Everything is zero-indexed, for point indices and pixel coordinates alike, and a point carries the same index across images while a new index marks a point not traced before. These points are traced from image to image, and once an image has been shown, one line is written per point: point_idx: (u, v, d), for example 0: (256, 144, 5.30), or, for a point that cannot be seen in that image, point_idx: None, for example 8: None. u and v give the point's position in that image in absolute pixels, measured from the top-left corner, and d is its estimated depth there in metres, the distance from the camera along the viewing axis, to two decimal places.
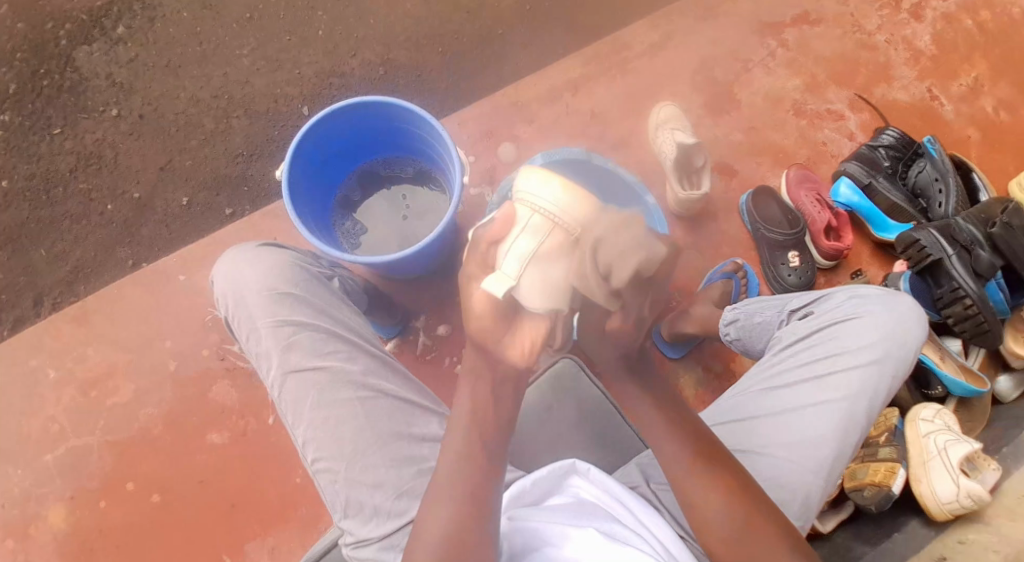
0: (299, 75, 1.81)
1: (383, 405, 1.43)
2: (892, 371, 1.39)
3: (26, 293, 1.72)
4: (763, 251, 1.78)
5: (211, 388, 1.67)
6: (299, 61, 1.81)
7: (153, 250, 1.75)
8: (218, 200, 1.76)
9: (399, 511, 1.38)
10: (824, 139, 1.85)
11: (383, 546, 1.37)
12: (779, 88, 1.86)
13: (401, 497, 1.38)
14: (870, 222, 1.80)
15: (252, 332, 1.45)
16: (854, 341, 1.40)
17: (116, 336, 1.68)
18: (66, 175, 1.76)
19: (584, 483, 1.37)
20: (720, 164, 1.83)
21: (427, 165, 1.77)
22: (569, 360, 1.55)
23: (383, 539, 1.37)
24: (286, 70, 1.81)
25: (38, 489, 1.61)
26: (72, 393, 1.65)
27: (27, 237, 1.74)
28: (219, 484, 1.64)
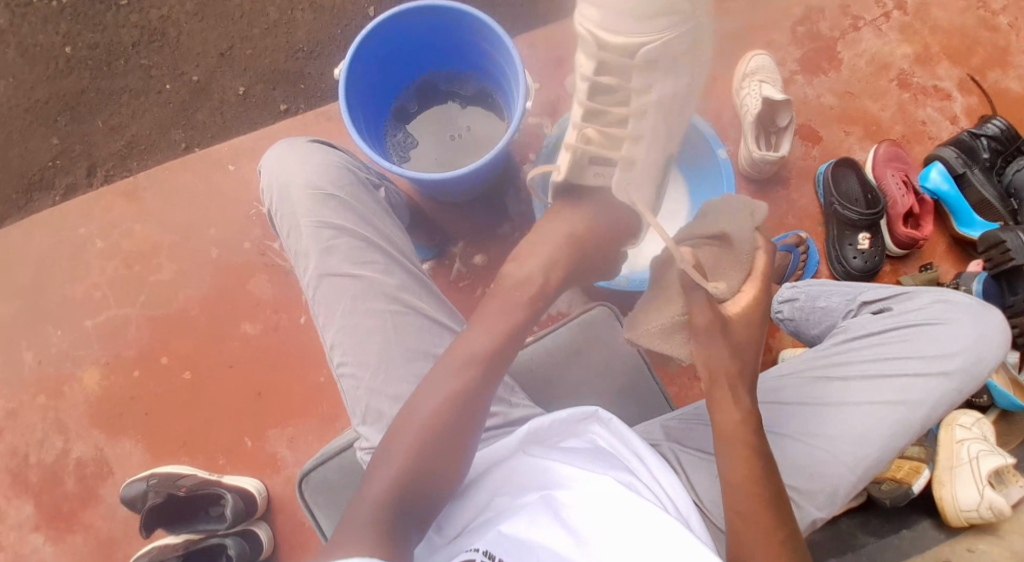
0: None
1: (412, 322, 1.40)
2: (959, 386, 1.35)
3: (81, 161, 1.74)
4: (832, 228, 1.67)
5: (250, 280, 1.68)
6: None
7: (206, 135, 1.74)
8: (274, 94, 1.74)
9: None
10: (924, 118, 1.70)
11: None
12: (887, 53, 1.71)
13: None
14: (955, 215, 1.66)
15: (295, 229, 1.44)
16: (926, 348, 1.36)
17: (164, 213, 1.69)
18: (128, 48, 1.75)
19: (604, 432, 1.30)
20: (804, 129, 1.71)
21: (490, 86, 1.72)
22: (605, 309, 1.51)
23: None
24: None
25: (76, 351, 1.67)
26: (117, 264, 1.69)
27: (85, 106, 1.74)
28: (247, 371, 1.67)
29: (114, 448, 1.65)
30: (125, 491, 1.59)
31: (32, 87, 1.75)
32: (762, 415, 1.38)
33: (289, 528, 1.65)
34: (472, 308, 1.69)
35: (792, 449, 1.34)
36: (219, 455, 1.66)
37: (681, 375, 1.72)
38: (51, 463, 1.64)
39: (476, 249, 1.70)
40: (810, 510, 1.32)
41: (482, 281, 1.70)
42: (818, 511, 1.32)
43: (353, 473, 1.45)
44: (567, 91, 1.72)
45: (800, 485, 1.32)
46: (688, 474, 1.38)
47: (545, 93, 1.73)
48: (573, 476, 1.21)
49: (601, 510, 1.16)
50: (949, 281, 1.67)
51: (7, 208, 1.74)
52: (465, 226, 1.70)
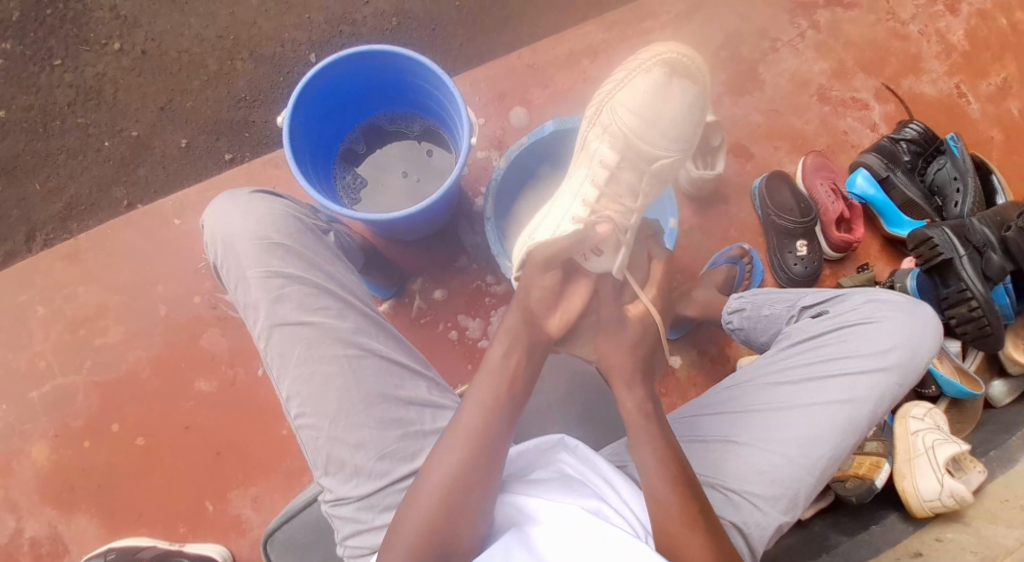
0: (308, 19, 1.76)
1: (371, 364, 1.36)
2: (900, 380, 1.36)
3: (19, 227, 1.70)
4: (772, 238, 1.73)
5: (202, 335, 1.64)
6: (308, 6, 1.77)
7: (148, 191, 1.71)
8: (218, 143, 1.73)
9: (382, 472, 1.32)
10: (846, 127, 1.80)
11: (362, 506, 1.33)
12: (806, 70, 1.80)
13: (384, 460, 1.33)
14: (883, 216, 1.75)
15: (241, 283, 1.38)
16: (869, 345, 1.37)
17: (107, 275, 1.65)
18: (64, 109, 1.72)
19: (571, 459, 1.29)
20: (737, 145, 1.79)
21: (434, 123, 1.75)
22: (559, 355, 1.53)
23: (363, 499, 1.32)
24: (295, 14, 1.76)
25: (22, 426, 1.60)
26: (60, 331, 1.63)
27: (21, 169, 1.71)
28: (205, 430, 1.62)
29: (69, 524, 1.57)
30: None
31: None
32: (720, 426, 1.39)
33: None
34: (436, 344, 1.69)
35: (751, 457, 1.34)
36: (180, 523, 1.59)
37: None
38: (3, 546, 1.56)
39: (434, 284, 1.71)
40: (774, 514, 1.31)
41: (443, 317, 1.70)
42: (782, 515, 1.31)
43: (321, 526, 1.42)
44: (510, 124, 1.77)
45: (762, 493, 1.32)
46: None
47: (490, 128, 1.77)
48: (545, 510, 1.21)
49: (572, 540, 1.17)
50: (885, 280, 1.74)
51: None
52: (425, 260, 1.72)
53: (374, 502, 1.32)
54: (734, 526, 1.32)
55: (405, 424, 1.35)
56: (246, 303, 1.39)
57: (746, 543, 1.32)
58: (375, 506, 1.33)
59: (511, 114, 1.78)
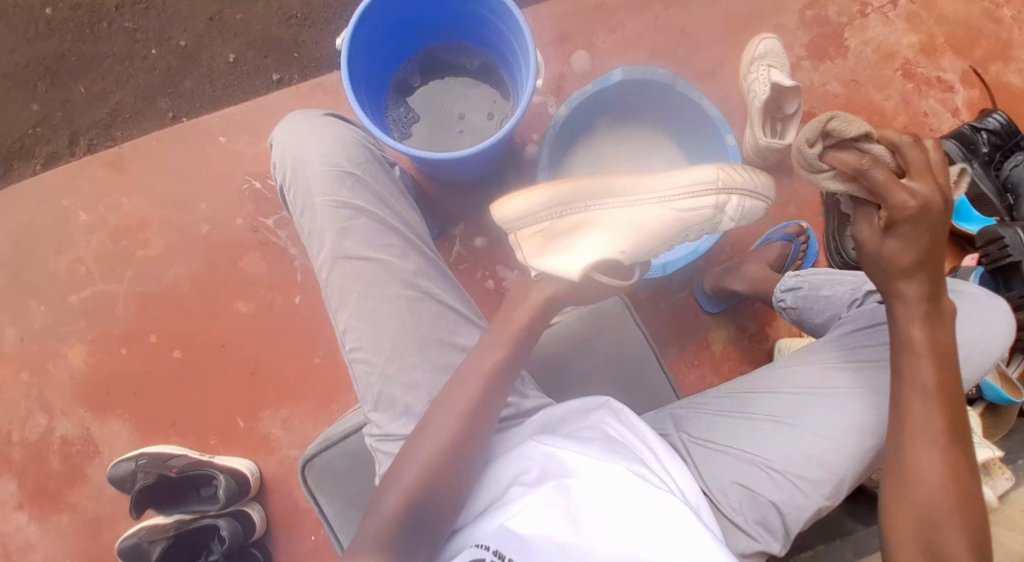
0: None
1: (430, 308, 1.34)
2: None
3: (63, 130, 1.66)
4: (832, 219, 1.68)
5: (242, 257, 1.63)
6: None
7: (194, 105, 1.66)
8: (266, 62, 1.66)
9: None
10: (926, 109, 1.70)
11: None
12: (893, 42, 1.70)
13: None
14: (952, 208, 1.67)
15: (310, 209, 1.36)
16: None
17: (152, 186, 1.63)
18: (112, 11, 1.67)
19: (614, 422, 1.27)
20: (809, 116, 1.70)
21: (494, 60, 1.68)
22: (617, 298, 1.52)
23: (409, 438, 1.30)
24: None
25: (60, 328, 1.62)
26: (103, 238, 1.63)
27: (67, 72, 1.67)
28: (239, 351, 1.63)
29: (101, 428, 1.61)
30: (113, 470, 1.55)
31: (12, 50, 1.67)
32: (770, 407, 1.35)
33: (283, 508, 1.62)
34: (472, 290, 1.68)
35: (795, 442, 1.29)
36: (209, 437, 1.62)
37: (679, 362, 1.69)
38: (37, 442, 1.60)
39: (476, 230, 1.68)
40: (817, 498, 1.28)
41: (482, 265, 1.68)
42: (825, 500, 1.27)
43: (358, 457, 1.42)
44: (572, 69, 1.70)
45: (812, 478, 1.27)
46: (696, 461, 1.32)
47: (550, 71, 1.70)
48: (582, 463, 1.18)
49: (604, 499, 1.15)
50: (945, 273, 1.69)
51: None
52: (470, 204, 1.69)
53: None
54: (775, 506, 1.28)
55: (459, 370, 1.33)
56: (311, 229, 1.38)
57: (781, 523, 1.28)
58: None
59: (573, 58, 1.70)
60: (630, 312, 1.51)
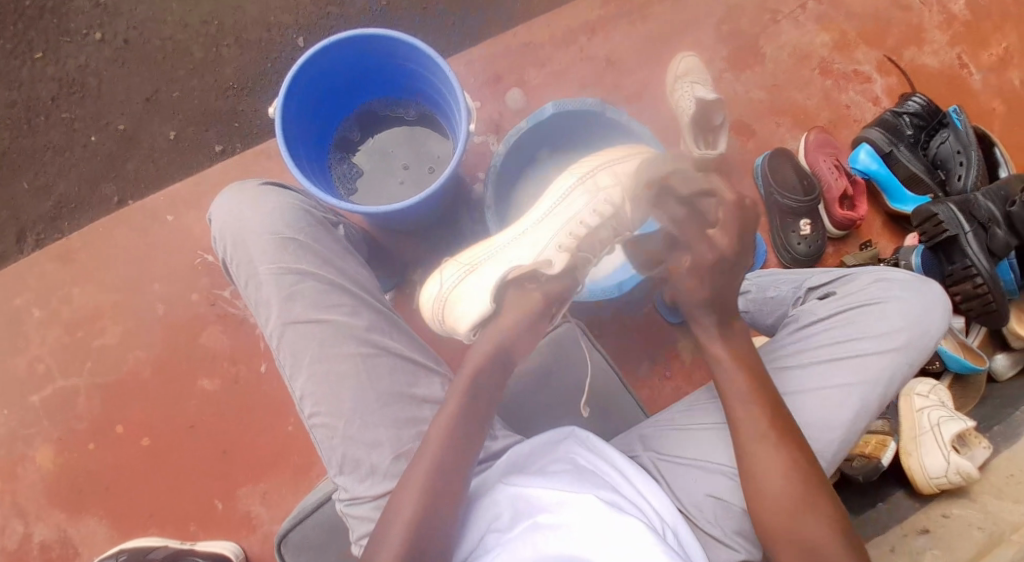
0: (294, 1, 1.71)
1: (384, 362, 1.34)
2: (910, 359, 1.34)
3: (9, 226, 1.66)
4: (774, 218, 1.73)
5: (203, 333, 1.62)
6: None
7: (138, 187, 1.67)
8: (208, 136, 1.69)
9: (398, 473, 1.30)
10: (848, 102, 1.78)
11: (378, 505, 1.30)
12: (807, 43, 1.78)
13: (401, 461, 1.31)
14: (887, 192, 1.73)
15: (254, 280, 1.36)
16: (879, 325, 1.35)
17: (103, 275, 1.62)
18: (48, 104, 1.68)
19: (582, 450, 1.29)
20: (739, 122, 1.76)
21: (430, 109, 1.71)
22: (571, 326, 1.54)
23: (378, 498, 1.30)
24: None
25: (25, 430, 1.59)
26: (59, 334, 1.61)
27: (8, 167, 1.67)
28: (210, 429, 1.60)
29: (77, 526, 1.56)
30: None
31: None
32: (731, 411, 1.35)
33: None
34: (439, 333, 1.70)
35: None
36: (189, 521, 1.58)
37: (652, 377, 1.71)
38: (13, 550, 1.55)
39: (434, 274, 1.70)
40: None
41: None
42: None
43: (332, 525, 1.41)
44: (507, 107, 1.74)
45: None
46: (668, 479, 1.32)
47: (487, 111, 1.74)
48: (557, 499, 1.19)
49: (591, 536, 1.15)
50: (889, 256, 1.75)
51: None
52: (425, 249, 1.70)
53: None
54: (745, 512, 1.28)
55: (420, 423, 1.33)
56: (259, 299, 1.37)
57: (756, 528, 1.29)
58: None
59: (507, 96, 1.74)
60: (585, 338, 1.54)
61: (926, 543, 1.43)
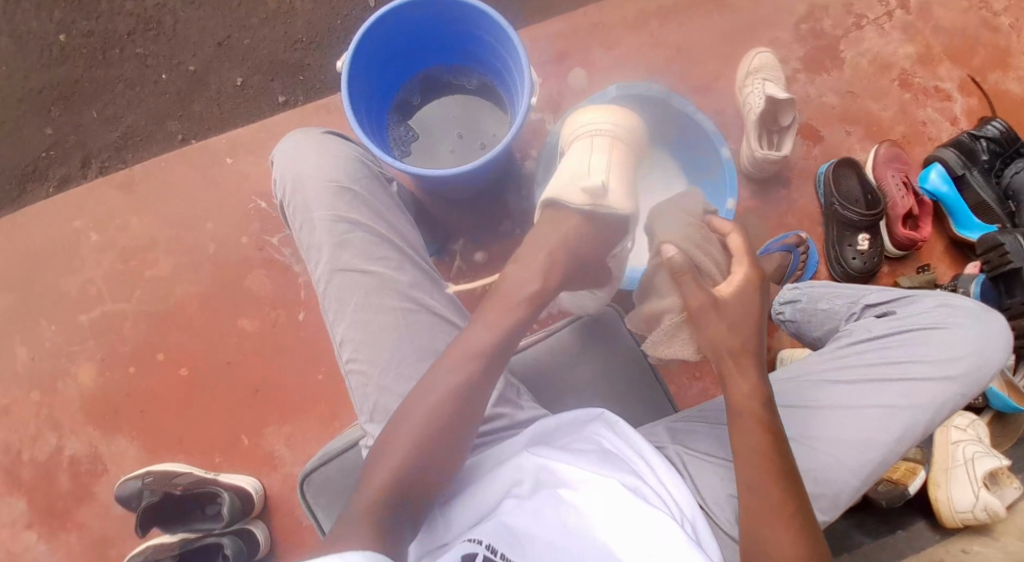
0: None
1: (425, 319, 1.36)
2: (961, 390, 1.30)
3: (75, 153, 1.71)
4: (831, 229, 1.69)
5: (247, 276, 1.66)
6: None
7: (202, 127, 1.71)
8: (273, 85, 1.71)
9: None
10: (925, 117, 1.71)
11: None
12: (889, 53, 1.71)
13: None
14: (953, 216, 1.66)
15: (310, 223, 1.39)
16: (933, 353, 1.31)
17: (160, 208, 1.67)
18: (123, 37, 1.72)
19: (609, 434, 1.28)
20: (806, 127, 1.71)
21: (492, 80, 1.71)
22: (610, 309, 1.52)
23: None
24: None
25: (70, 347, 1.65)
26: (111, 259, 1.67)
27: (80, 96, 1.72)
28: (244, 368, 1.65)
29: (109, 445, 1.62)
30: (120, 490, 1.57)
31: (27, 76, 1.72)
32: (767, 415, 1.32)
33: (288, 524, 1.63)
34: (474, 304, 1.70)
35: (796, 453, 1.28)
36: (214, 454, 1.64)
37: (682, 374, 1.69)
38: (46, 459, 1.62)
39: (477, 245, 1.70)
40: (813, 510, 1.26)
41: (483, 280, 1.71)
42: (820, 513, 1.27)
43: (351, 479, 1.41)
44: (569, 86, 1.72)
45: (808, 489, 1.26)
46: (694, 478, 1.30)
47: (548, 88, 1.72)
48: (581, 477, 1.20)
49: (613, 517, 1.16)
50: (946, 282, 1.68)
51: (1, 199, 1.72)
52: (469, 219, 1.70)
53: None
54: None
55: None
56: (312, 243, 1.39)
57: None
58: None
59: (571, 76, 1.72)
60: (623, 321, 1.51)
61: None
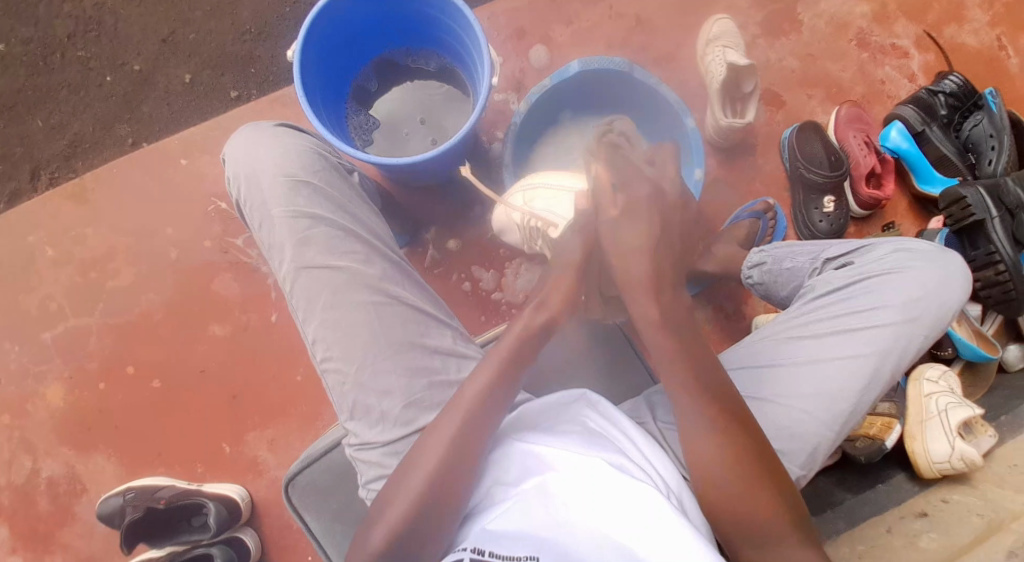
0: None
1: (396, 311, 1.31)
2: (925, 331, 1.28)
3: (23, 164, 1.63)
4: (798, 192, 1.70)
5: (216, 280, 1.61)
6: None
7: (154, 128, 1.64)
8: (223, 80, 1.65)
9: (407, 420, 1.27)
10: (883, 77, 1.73)
11: (387, 452, 1.27)
12: (846, 12, 1.72)
13: (410, 410, 1.27)
14: (915, 172, 1.69)
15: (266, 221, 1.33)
16: (892, 297, 1.29)
17: (118, 215, 1.61)
18: (64, 41, 1.64)
19: (593, 415, 1.23)
20: (768, 93, 1.72)
21: (451, 62, 1.67)
22: None
23: (388, 445, 1.27)
24: None
25: (36, 366, 1.59)
26: (71, 272, 1.60)
27: (23, 105, 1.64)
28: (220, 375, 1.61)
29: (87, 464, 1.57)
30: (102, 508, 1.53)
31: None
32: (738, 382, 1.32)
33: (277, 527, 1.60)
34: (449, 292, 1.68)
35: (766, 413, 1.28)
36: (197, 463, 1.60)
37: None
38: (21, 483, 1.56)
39: (448, 233, 1.68)
40: (791, 470, 1.26)
41: (456, 268, 1.68)
42: (799, 471, 1.26)
43: (342, 472, 1.39)
44: (530, 64, 1.69)
45: (781, 448, 1.26)
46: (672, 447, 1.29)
47: (508, 68, 1.69)
48: (561, 458, 1.14)
49: (596, 501, 1.09)
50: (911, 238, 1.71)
51: None
52: (439, 207, 1.68)
53: (400, 448, 1.27)
54: None
55: (431, 373, 1.30)
56: (272, 242, 1.33)
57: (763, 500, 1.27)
58: (399, 453, 1.28)
59: (531, 53, 1.69)
60: None
61: (924, 526, 1.43)
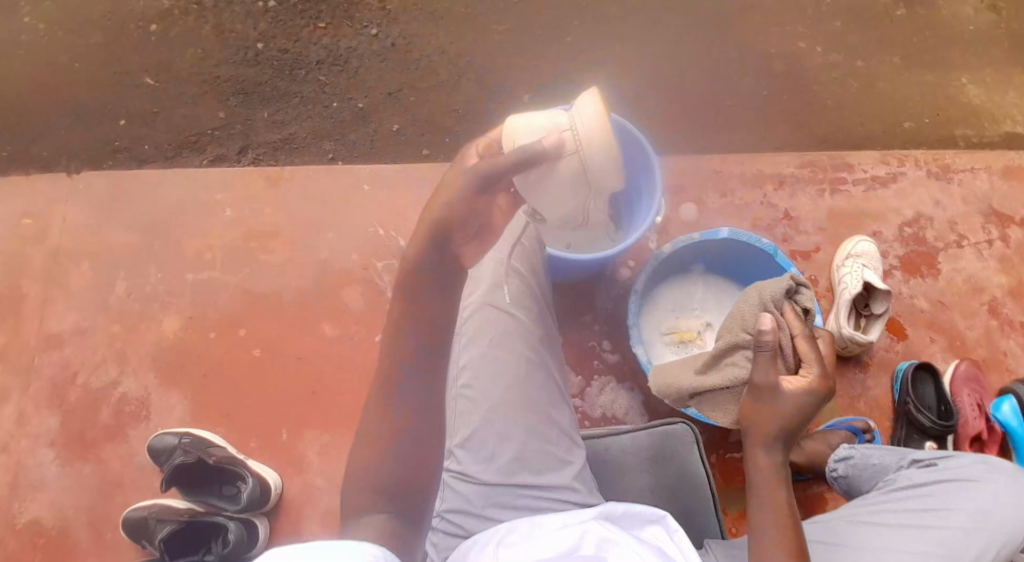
0: (535, 68, 1.92)
1: (546, 380, 1.33)
2: (1004, 549, 1.24)
3: (237, 139, 1.87)
4: (899, 427, 1.71)
5: (347, 288, 1.72)
6: (541, 56, 1.92)
7: (352, 153, 1.87)
8: (422, 139, 1.88)
9: (513, 473, 1.27)
10: (1005, 348, 1.78)
11: (481, 492, 1.27)
12: (983, 276, 1.81)
13: (518, 465, 1.27)
14: (1018, 451, 1.69)
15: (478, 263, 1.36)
16: (971, 505, 1.27)
17: (292, 204, 1.78)
18: (312, 63, 1.91)
19: (665, 537, 1.15)
20: (892, 322, 1.79)
21: None
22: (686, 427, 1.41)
23: (486, 486, 1.27)
24: (527, 59, 1.92)
25: (166, 297, 1.71)
26: (235, 235, 1.76)
27: (259, 96, 1.89)
28: (311, 370, 1.67)
29: (163, 397, 1.64)
30: (155, 440, 1.57)
31: (218, 65, 1.90)
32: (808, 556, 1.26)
33: (295, 532, 1.59)
34: None
35: None
36: (253, 439, 1.63)
37: None
38: (96, 390, 1.64)
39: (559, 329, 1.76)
40: None
41: None
42: None
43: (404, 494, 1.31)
44: (680, 216, 1.81)
45: None
46: None
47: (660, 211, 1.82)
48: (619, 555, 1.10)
49: None
50: None
51: (156, 154, 1.86)
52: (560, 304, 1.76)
53: (493, 495, 1.27)
54: None
55: (554, 442, 1.30)
56: (470, 278, 1.37)
57: None
58: (491, 499, 1.27)
59: (682, 208, 1.82)
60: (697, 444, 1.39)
61: None
